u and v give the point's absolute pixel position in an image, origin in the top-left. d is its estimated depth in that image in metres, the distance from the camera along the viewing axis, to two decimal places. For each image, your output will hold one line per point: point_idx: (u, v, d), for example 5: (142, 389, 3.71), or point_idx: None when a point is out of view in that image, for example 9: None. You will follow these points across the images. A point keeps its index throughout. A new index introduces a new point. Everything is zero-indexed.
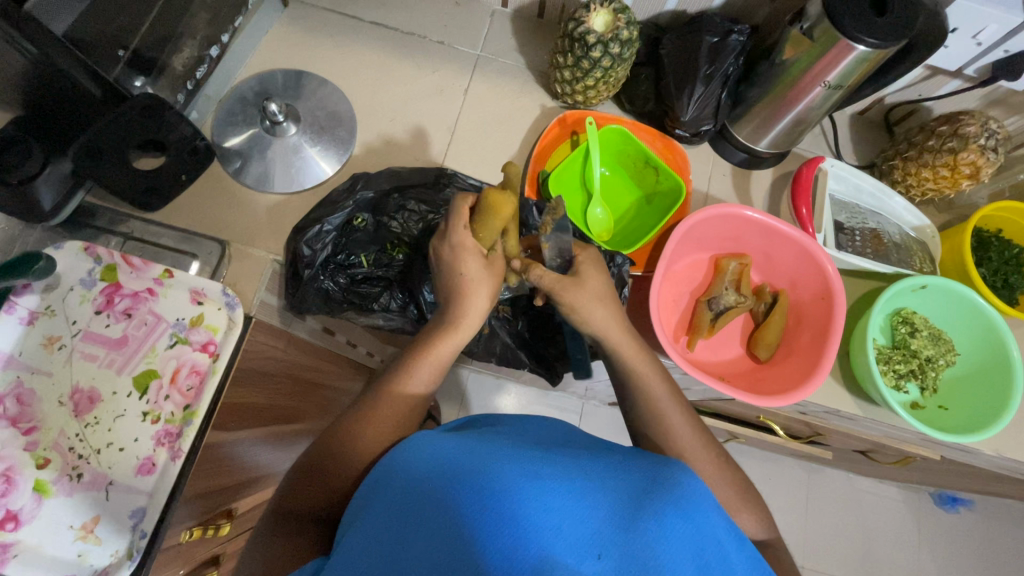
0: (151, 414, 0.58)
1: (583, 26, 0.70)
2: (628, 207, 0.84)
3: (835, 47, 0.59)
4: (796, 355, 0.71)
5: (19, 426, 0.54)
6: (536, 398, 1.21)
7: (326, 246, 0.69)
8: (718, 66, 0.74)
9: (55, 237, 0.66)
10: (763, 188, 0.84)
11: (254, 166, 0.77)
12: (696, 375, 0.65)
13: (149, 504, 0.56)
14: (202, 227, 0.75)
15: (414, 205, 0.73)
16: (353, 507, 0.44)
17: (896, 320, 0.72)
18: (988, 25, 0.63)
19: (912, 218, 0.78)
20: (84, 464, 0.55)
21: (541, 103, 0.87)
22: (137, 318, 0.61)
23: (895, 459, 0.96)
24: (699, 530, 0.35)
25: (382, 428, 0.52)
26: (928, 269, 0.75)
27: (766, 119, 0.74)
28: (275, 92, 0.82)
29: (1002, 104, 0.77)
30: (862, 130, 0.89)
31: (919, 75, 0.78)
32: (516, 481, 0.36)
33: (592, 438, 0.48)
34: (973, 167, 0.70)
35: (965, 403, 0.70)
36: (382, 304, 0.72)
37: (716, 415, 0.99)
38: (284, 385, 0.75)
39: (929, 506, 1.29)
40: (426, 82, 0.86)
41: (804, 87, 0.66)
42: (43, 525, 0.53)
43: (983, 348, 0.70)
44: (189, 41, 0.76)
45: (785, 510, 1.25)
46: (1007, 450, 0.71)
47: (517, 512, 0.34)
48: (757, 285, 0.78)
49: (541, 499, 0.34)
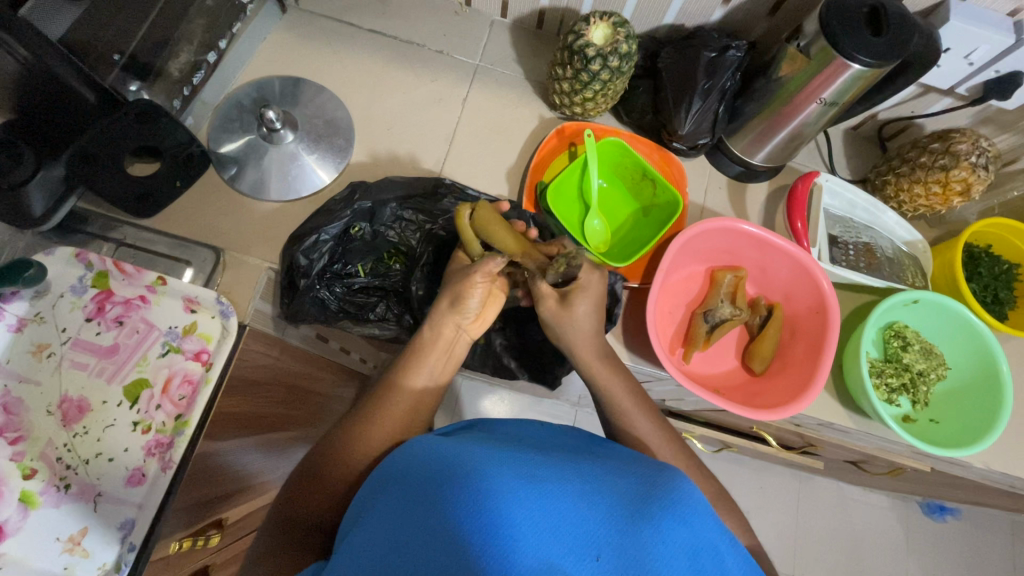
0: (141, 424, 0.57)
1: (582, 39, 0.71)
2: (625, 219, 0.85)
3: (832, 65, 0.60)
4: (790, 368, 0.72)
5: (5, 435, 0.53)
6: (530, 404, 1.21)
7: (323, 256, 0.68)
8: (716, 81, 0.75)
9: (45, 243, 0.64)
10: (758, 202, 0.85)
11: (250, 173, 0.77)
12: (692, 388, 0.65)
13: (138, 515, 0.55)
14: (197, 234, 0.74)
15: (412, 215, 0.73)
16: (349, 514, 0.43)
17: (889, 334, 0.73)
18: (980, 46, 0.64)
19: (903, 232, 0.79)
20: (71, 475, 0.54)
21: (539, 114, 0.87)
22: (128, 326, 0.60)
23: (886, 471, 0.97)
24: (696, 532, 0.35)
25: (383, 433, 0.52)
26: (920, 284, 0.76)
27: (762, 133, 0.75)
28: (273, 99, 0.82)
29: (992, 122, 0.79)
30: (855, 145, 0.90)
31: (911, 93, 0.79)
32: (513, 482, 0.35)
33: (588, 441, 0.48)
34: (964, 184, 0.71)
35: (954, 417, 0.71)
36: (378, 314, 0.73)
37: (710, 425, 0.99)
38: (277, 394, 0.74)
39: (917, 514, 1.30)
40: (424, 91, 0.86)
41: (800, 104, 0.67)
42: (31, 536, 0.51)
43: (974, 364, 0.71)
44: (186, 46, 0.75)
45: (776, 518, 1.25)
46: (996, 463, 0.72)
47: (514, 514, 0.33)
48: (752, 298, 0.78)
49: (536, 499, 0.34)
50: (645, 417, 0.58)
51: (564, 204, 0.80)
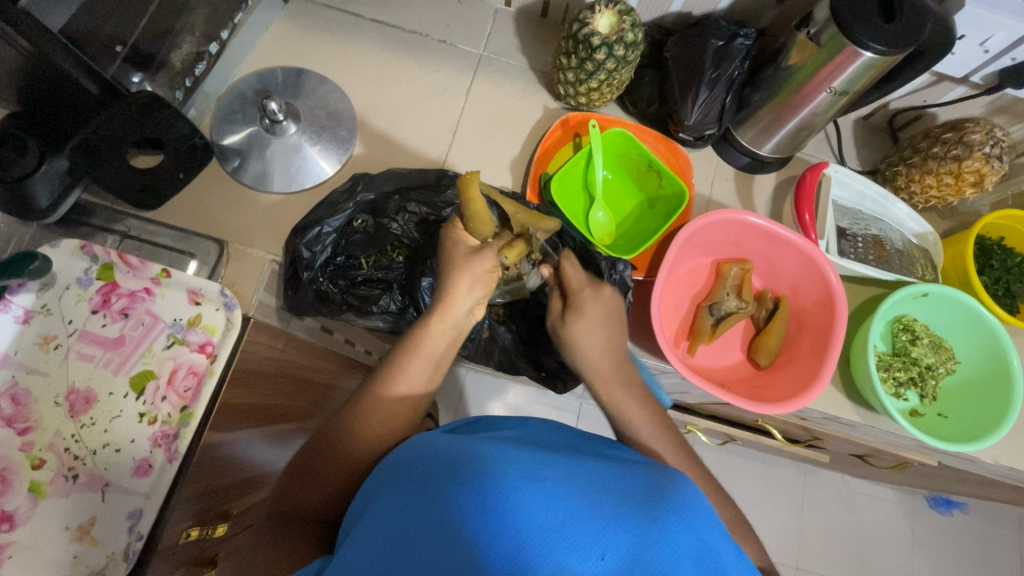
0: (148, 415, 0.58)
1: (587, 28, 0.69)
2: (630, 210, 0.84)
3: (842, 53, 0.58)
4: (796, 362, 0.71)
5: (13, 426, 0.53)
6: (534, 396, 1.20)
7: (325, 248, 0.69)
8: (723, 69, 0.74)
9: (50, 235, 0.65)
10: (766, 194, 0.84)
11: (253, 164, 0.77)
12: (695, 381, 0.64)
13: (145, 505, 0.55)
14: (201, 226, 0.74)
15: (414, 207, 0.72)
16: (354, 508, 0.44)
17: (897, 328, 0.73)
18: (996, 32, 0.63)
19: (914, 225, 0.77)
20: (80, 465, 0.54)
21: (543, 104, 0.86)
22: (134, 317, 0.60)
23: (893, 464, 0.96)
24: (701, 537, 0.34)
25: (384, 417, 0.53)
26: (930, 278, 0.75)
27: (770, 123, 0.74)
28: (275, 90, 0.81)
29: (1006, 112, 0.77)
30: (865, 135, 0.88)
31: (924, 82, 0.77)
32: (520, 481, 0.35)
33: (593, 440, 0.48)
34: (977, 175, 0.70)
35: (964, 412, 0.70)
36: (382, 306, 0.70)
37: (716, 419, 0.98)
38: (282, 385, 0.73)
39: (924, 508, 1.29)
40: (427, 82, 0.85)
41: (810, 93, 0.66)
42: (39, 525, 0.52)
43: (984, 357, 0.70)
44: (188, 37, 0.76)
45: (781, 511, 1.25)
46: (1006, 459, 0.71)
47: (520, 512, 0.33)
48: (758, 292, 0.78)
49: (542, 499, 0.34)
50: (648, 414, 0.57)
51: (567, 196, 0.80)
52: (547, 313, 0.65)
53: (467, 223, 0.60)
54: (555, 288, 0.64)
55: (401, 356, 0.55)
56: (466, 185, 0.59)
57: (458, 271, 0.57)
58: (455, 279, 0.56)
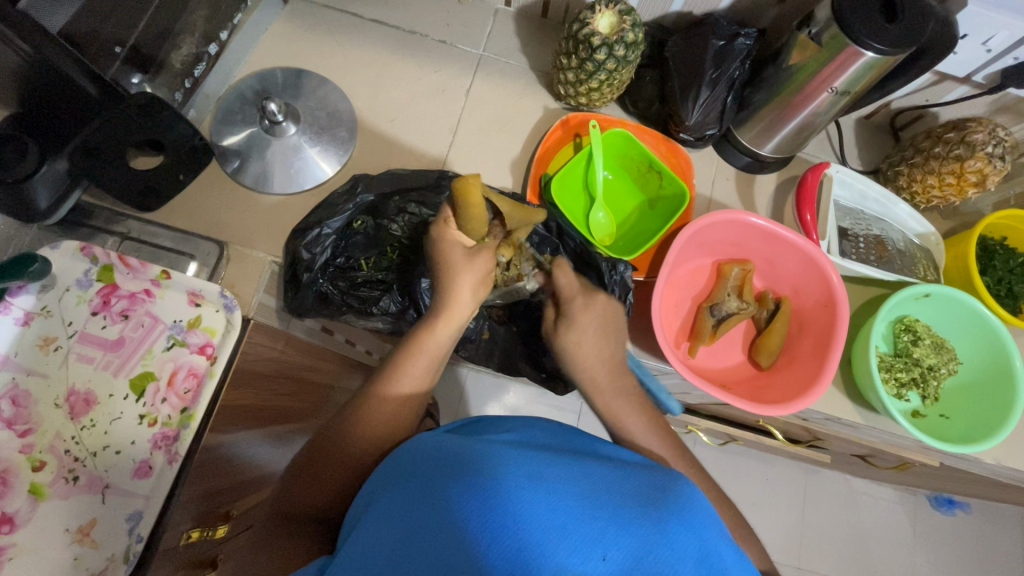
0: (147, 417, 0.58)
1: (587, 28, 0.69)
2: (630, 211, 0.84)
3: (843, 52, 0.58)
4: (797, 363, 0.71)
5: (13, 428, 0.53)
6: (535, 396, 1.20)
7: (325, 249, 0.69)
8: (723, 70, 0.74)
9: (50, 236, 0.65)
10: (767, 194, 0.83)
11: (253, 165, 0.77)
12: (697, 381, 0.64)
13: (145, 507, 0.55)
14: (201, 227, 0.74)
15: (414, 207, 0.72)
16: (355, 509, 0.44)
17: (899, 328, 0.72)
18: (998, 31, 0.63)
19: (916, 225, 0.77)
20: (80, 466, 0.54)
21: (544, 104, 0.86)
22: (134, 319, 0.60)
23: (895, 464, 0.96)
24: (703, 537, 0.34)
25: (383, 419, 0.53)
26: (931, 278, 0.75)
27: (771, 123, 0.73)
28: (275, 90, 0.81)
29: (1009, 111, 0.77)
30: (867, 134, 0.88)
31: (926, 81, 0.77)
32: (521, 482, 0.35)
33: (593, 440, 0.48)
34: (979, 175, 0.69)
35: (966, 412, 0.70)
36: (382, 308, 0.70)
37: (717, 419, 0.98)
38: (282, 386, 0.73)
39: (926, 508, 1.29)
40: (427, 82, 0.85)
41: (811, 92, 0.66)
42: (39, 527, 0.51)
43: (986, 358, 0.70)
44: (187, 38, 0.75)
45: (782, 510, 1.25)
46: (1008, 459, 0.71)
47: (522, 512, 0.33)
48: (759, 292, 0.77)
49: (544, 500, 0.34)
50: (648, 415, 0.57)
51: (567, 196, 0.79)
52: (547, 313, 0.65)
53: (461, 224, 0.57)
54: (554, 288, 0.64)
55: (400, 357, 0.55)
56: (466, 192, 0.52)
57: (457, 272, 0.56)
58: (454, 280, 0.56)
